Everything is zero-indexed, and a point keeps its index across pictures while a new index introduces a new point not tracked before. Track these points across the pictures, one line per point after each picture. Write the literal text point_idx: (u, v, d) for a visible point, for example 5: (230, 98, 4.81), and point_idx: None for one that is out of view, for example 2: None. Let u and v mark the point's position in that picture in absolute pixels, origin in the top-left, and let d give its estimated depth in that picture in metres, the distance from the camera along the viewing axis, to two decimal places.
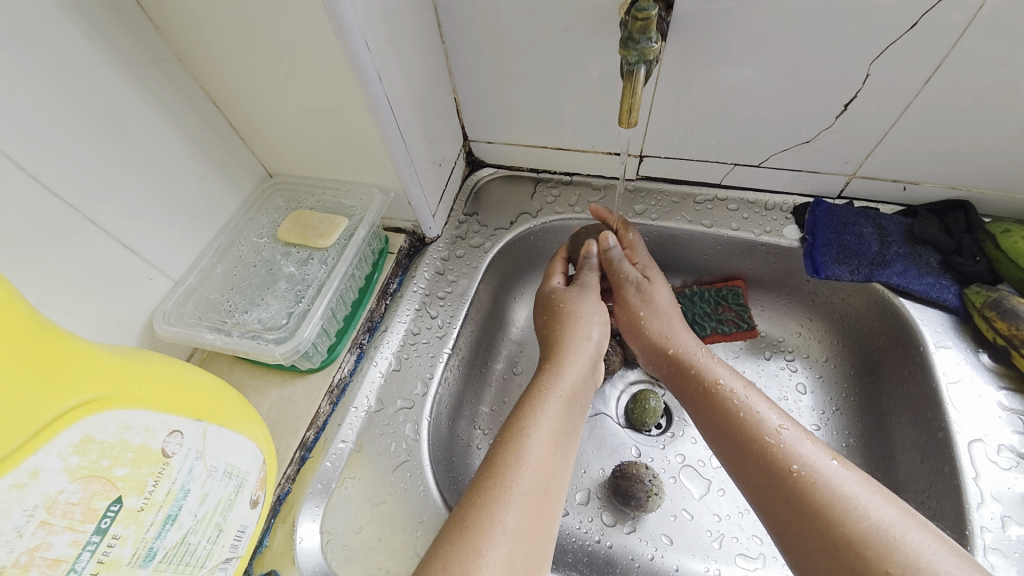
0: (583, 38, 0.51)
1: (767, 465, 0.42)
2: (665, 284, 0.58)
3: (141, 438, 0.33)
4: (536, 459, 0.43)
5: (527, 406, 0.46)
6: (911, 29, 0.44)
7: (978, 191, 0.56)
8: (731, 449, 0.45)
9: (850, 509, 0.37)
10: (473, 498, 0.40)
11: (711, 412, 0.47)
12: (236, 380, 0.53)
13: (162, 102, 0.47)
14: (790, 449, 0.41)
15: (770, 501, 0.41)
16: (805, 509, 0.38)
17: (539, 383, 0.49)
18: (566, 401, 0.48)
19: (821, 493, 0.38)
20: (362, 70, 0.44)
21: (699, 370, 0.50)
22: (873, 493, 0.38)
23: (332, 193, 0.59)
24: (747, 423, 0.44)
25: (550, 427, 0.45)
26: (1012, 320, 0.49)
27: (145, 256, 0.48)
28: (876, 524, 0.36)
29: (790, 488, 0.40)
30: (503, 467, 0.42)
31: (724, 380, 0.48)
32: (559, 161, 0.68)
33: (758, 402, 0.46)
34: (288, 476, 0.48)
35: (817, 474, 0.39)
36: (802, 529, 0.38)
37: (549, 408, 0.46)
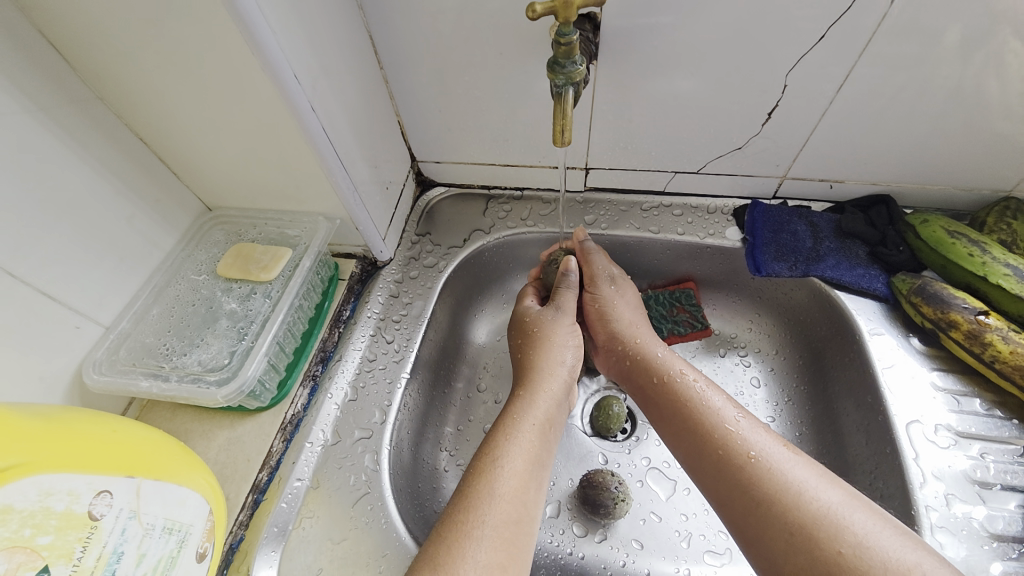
0: (519, 58, 0.53)
1: (723, 456, 0.43)
2: (637, 292, 0.61)
3: (65, 502, 0.31)
4: (509, 490, 0.42)
5: (501, 436, 0.46)
6: (820, 40, 0.47)
7: (896, 185, 0.60)
8: (689, 444, 0.45)
9: (802, 493, 0.38)
10: (444, 533, 0.39)
11: (670, 401, 0.48)
12: (180, 426, 0.51)
13: (82, 142, 0.45)
14: (747, 437, 0.43)
15: (727, 493, 0.41)
16: (759, 497, 0.39)
17: (514, 411, 0.49)
18: (540, 428, 0.48)
19: (774, 480, 0.39)
20: (293, 101, 0.43)
21: (660, 370, 0.51)
22: (819, 477, 0.40)
23: (275, 224, 0.58)
24: (704, 416, 0.45)
25: (525, 456, 0.45)
26: (937, 303, 0.52)
27: (71, 304, 0.45)
28: (825, 506, 0.37)
29: (745, 478, 0.41)
30: (476, 499, 0.41)
31: (683, 374, 0.50)
32: (507, 177, 0.69)
33: (714, 396, 0.47)
34: (240, 522, 0.46)
35: (770, 461, 0.41)
36: (759, 518, 0.39)
37: (524, 437, 0.46)
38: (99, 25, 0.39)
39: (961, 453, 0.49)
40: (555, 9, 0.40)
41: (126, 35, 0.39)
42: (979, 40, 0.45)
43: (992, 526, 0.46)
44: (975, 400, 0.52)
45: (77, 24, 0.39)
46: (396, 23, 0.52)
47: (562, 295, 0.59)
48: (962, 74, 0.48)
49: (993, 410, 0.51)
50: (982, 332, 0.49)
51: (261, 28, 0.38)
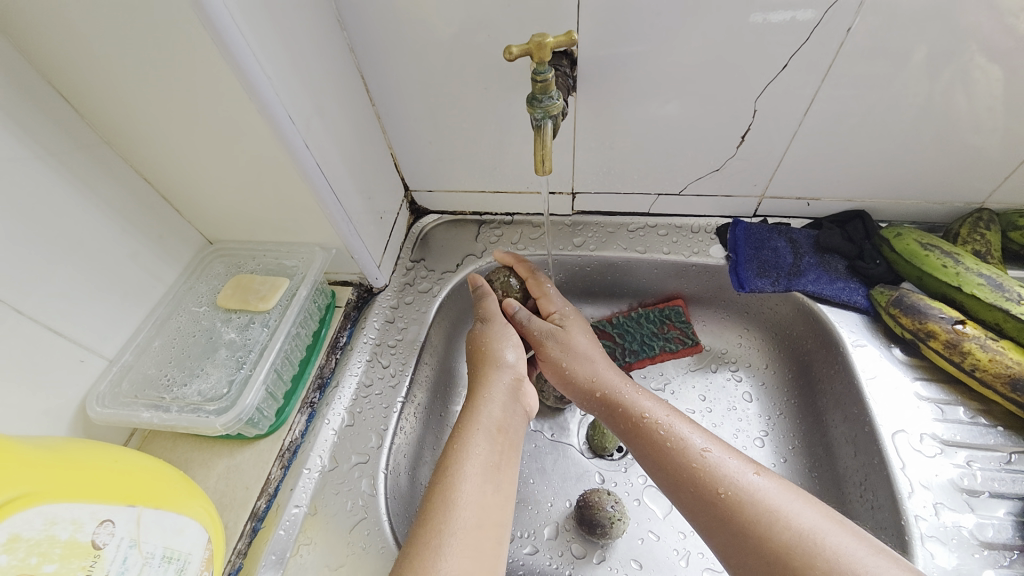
0: (503, 93, 0.56)
1: (697, 489, 0.43)
2: (580, 322, 0.60)
3: (69, 531, 0.32)
4: (467, 499, 0.44)
5: (452, 446, 0.47)
6: (782, 70, 0.51)
7: (871, 201, 0.63)
8: (664, 480, 0.46)
9: (776, 522, 0.39)
10: (409, 549, 0.41)
11: (637, 438, 0.49)
12: (180, 456, 0.52)
13: (91, 186, 0.48)
14: (717, 469, 0.43)
15: (706, 524, 0.42)
16: (737, 528, 0.40)
17: (464, 420, 0.50)
18: (490, 434, 0.49)
19: (748, 511, 0.40)
20: (288, 141, 0.46)
21: (622, 404, 0.52)
22: (795, 501, 0.40)
23: (273, 255, 0.60)
24: (672, 451, 0.46)
25: (476, 463, 0.46)
26: (915, 314, 0.53)
27: (75, 338, 0.47)
28: (800, 533, 0.38)
29: (721, 510, 0.42)
30: (435, 512, 0.43)
31: (647, 415, 0.49)
32: (498, 203, 0.71)
33: (681, 425, 0.48)
34: (238, 551, 0.47)
35: (742, 491, 0.42)
36: (739, 549, 0.40)
37: (474, 445, 0.47)
38: (110, 78, 0.42)
39: (948, 461, 0.49)
40: (531, 50, 0.42)
41: (134, 86, 0.42)
42: (931, 65, 0.49)
43: (982, 534, 0.46)
44: (959, 408, 0.52)
45: (88, 77, 0.42)
46: (387, 64, 0.55)
47: (484, 308, 0.59)
48: (919, 96, 0.51)
49: (977, 417, 0.52)
50: (960, 341, 0.50)
51: (257, 76, 0.41)
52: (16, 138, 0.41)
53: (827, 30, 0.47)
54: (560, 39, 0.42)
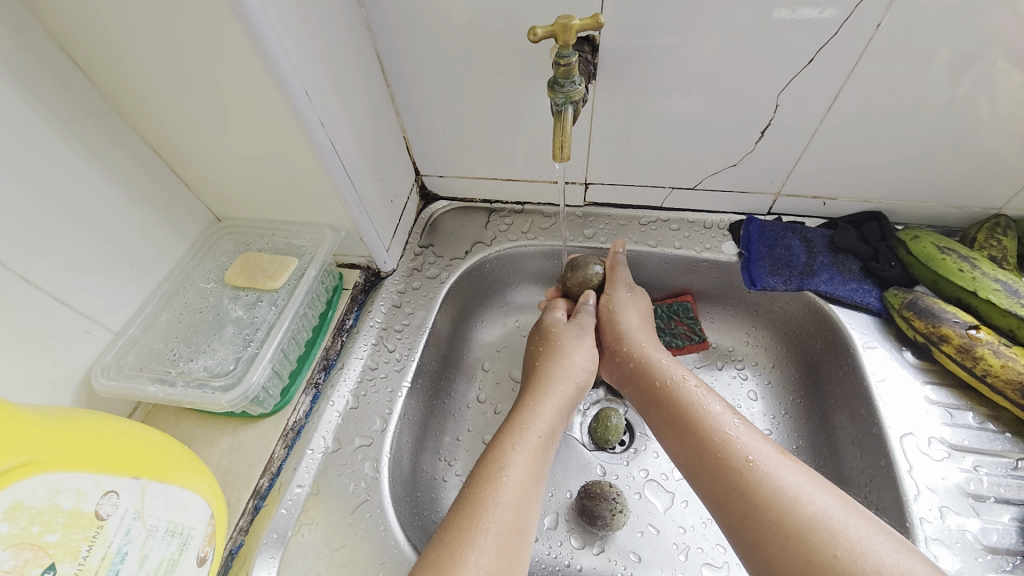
0: (521, 78, 0.55)
1: (721, 459, 0.44)
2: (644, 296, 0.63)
3: (73, 501, 0.32)
4: (509, 497, 0.43)
5: (502, 444, 0.48)
6: (808, 64, 0.50)
7: (888, 202, 0.62)
8: (688, 448, 0.47)
9: (797, 497, 0.39)
10: (447, 538, 0.41)
11: (670, 402, 0.50)
12: (183, 431, 0.52)
13: (100, 155, 0.47)
14: (744, 441, 0.44)
15: (723, 496, 0.42)
16: (756, 501, 0.40)
17: (519, 420, 0.50)
18: (543, 439, 0.49)
19: (770, 485, 0.40)
20: (302, 116, 0.45)
21: (658, 376, 0.53)
22: (816, 484, 0.40)
23: (282, 234, 0.59)
24: (703, 423, 0.47)
25: (524, 462, 0.46)
26: (928, 317, 0.52)
27: (81, 309, 0.47)
28: (820, 511, 0.38)
29: (742, 483, 0.42)
30: (477, 508, 0.42)
31: (684, 380, 0.51)
32: (509, 191, 0.70)
33: (713, 401, 0.48)
34: (240, 528, 0.46)
35: (766, 466, 0.42)
36: (755, 522, 0.40)
37: (525, 446, 0.48)
38: (123, 45, 0.41)
39: (955, 466, 0.49)
40: (556, 32, 0.41)
41: (147, 54, 0.42)
42: (961, 65, 0.48)
43: (987, 539, 0.46)
44: (968, 413, 0.52)
45: (100, 42, 0.41)
46: (403, 43, 0.54)
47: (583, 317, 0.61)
48: (945, 97, 0.50)
49: (986, 423, 0.51)
50: (973, 346, 0.50)
51: (273, 48, 0.40)
52: (26, 102, 0.41)
53: (857, 25, 0.46)
54: (585, 22, 0.41)
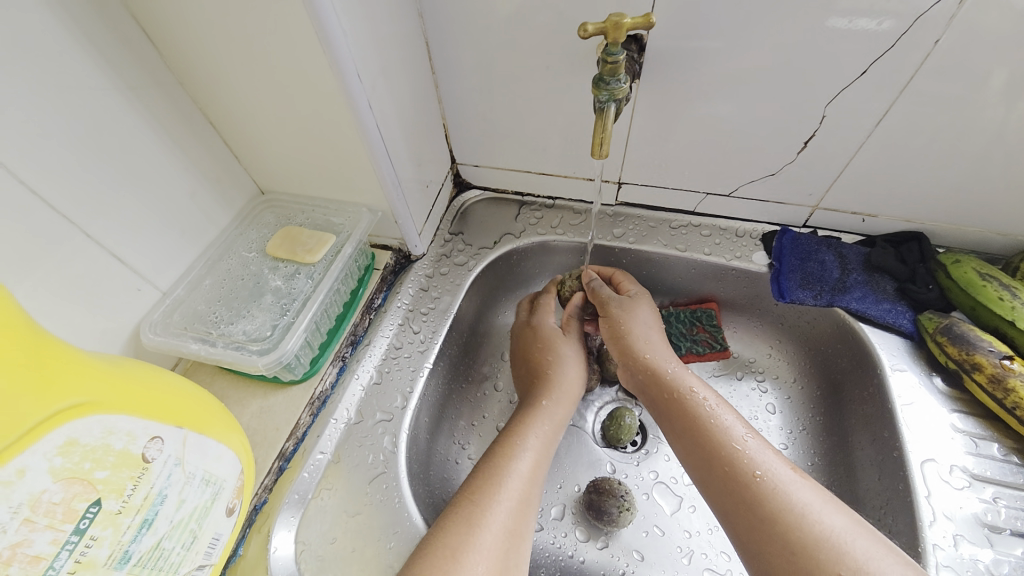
0: (565, 73, 0.55)
1: (730, 473, 0.44)
2: (650, 309, 0.60)
3: (123, 442, 0.34)
4: (522, 473, 0.49)
5: (518, 428, 0.54)
6: (861, 76, 0.49)
7: (930, 223, 0.60)
8: (697, 457, 0.47)
9: (806, 515, 0.39)
10: (463, 504, 0.46)
11: (678, 413, 0.50)
12: (218, 390, 0.54)
13: (161, 123, 0.50)
14: (754, 455, 0.44)
15: (731, 506, 0.43)
16: (763, 514, 0.41)
17: (530, 409, 0.56)
18: (551, 427, 0.55)
19: (779, 500, 0.41)
20: (353, 98, 0.46)
21: (670, 384, 0.52)
22: (826, 502, 0.40)
23: (322, 211, 0.61)
24: (712, 435, 0.46)
25: (540, 437, 0.53)
26: (963, 344, 0.51)
27: (134, 266, 0.50)
28: (829, 530, 0.38)
29: (748, 495, 0.42)
30: (493, 481, 0.48)
31: (694, 393, 0.51)
32: (542, 185, 0.71)
33: (725, 414, 0.48)
34: (265, 486, 0.49)
35: (776, 481, 0.42)
36: (762, 535, 0.40)
37: (536, 432, 0.54)
38: (191, 20, 0.43)
39: (975, 496, 0.48)
40: (606, 29, 0.41)
41: (214, 30, 0.44)
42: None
43: (998, 570, 0.44)
44: (994, 445, 0.50)
45: (171, 17, 0.44)
46: (452, 32, 0.55)
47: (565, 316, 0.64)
48: (1004, 118, 0.48)
49: (1010, 455, 0.50)
50: (1005, 376, 0.49)
51: (333, 30, 0.41)
52: (98, 68, 0.43)
53: (914, 39, 0.45)
54: (637, 19, 0.41)
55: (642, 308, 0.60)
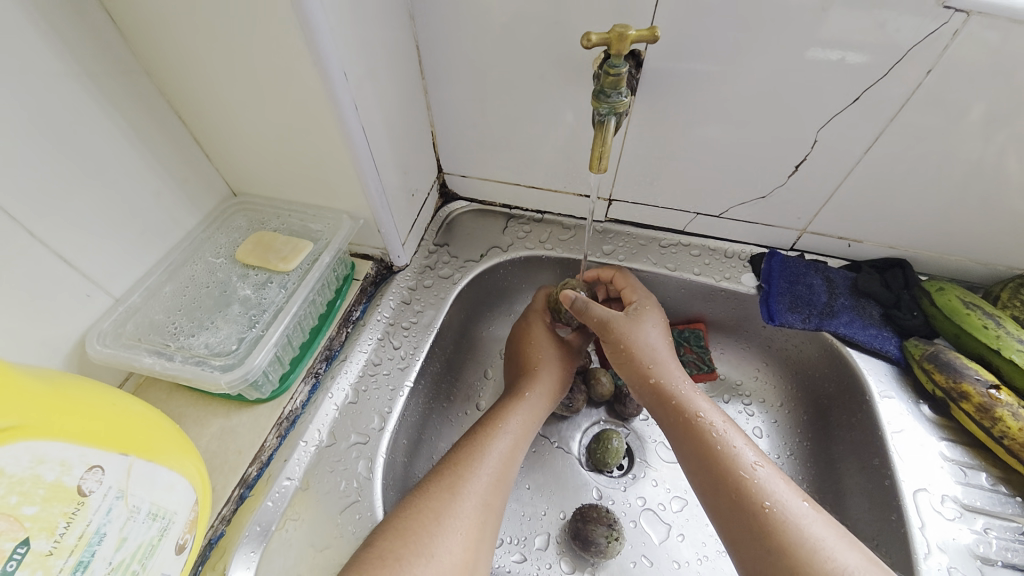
0: (560, 85, 0.54)
1: (740, 501, 0.43)
2: (653, 316, 0.57)
3: (55, 472, 0.30)
4: (479, 485, 0.47)
5: (482, 436, 0.51)
6: (854, 102, 0.49)
7: (913, 250, 0.61)
8: (706, 482, 0.46)
9: (818, 551, 0.39)
10: (411, 517, 0.43)
11: (687, 436, 0.48)
12: (173, 409, 0.49)
13: (125, 116, 0.46)
14: (765, 485, 0.43)
15: (740, 536, 0.42)
16: (774, 548, 0.40)
17: (495, 414, 0.54)
18: (516, 432, 0.53)
19: (790, 533, 0.40)
20: (338, 98, 0.44)
21: (678, 404, 0.51)
22: (837, 537, 0.40)
23: (299, 217, 0.57)
24: (723, 461, 0.45)
25: (519, 423, 0.54)
26: (949, 371, 0.51)
27: (84, 271, 0.45)
28: (840, 567, 0.38)
29: (757, 525, 0.42)
30: (445, 494, 0.45)
31: (702, 415, 0.49)
32: (531, 199, 0.69)
33: (736, 438, 0.47)
34: (222, 517, 0.44)
35: (786, 514, 0.42)
36: (772, 569, 0.40)
37: (499, 439, 0.51)
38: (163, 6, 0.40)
39: (967, 526, 0.47)
40: (610, 40, 0.40)
41: (188, 19, 0.40)
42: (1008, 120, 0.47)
43: None
44: (982, 474, 0.50)
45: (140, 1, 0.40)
46: (444, 36, 0.53)
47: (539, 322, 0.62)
48: (987, 151, 0.49)
49: (998, 485, 0.50)
50: (993, 406, 0.49)
51: (319, 25, 0.39)
52: (57, 53, 0.39)
53: (904, 69, 0.45)
54: (642, 32, 0.40)
55: (648, 319, 0.57)
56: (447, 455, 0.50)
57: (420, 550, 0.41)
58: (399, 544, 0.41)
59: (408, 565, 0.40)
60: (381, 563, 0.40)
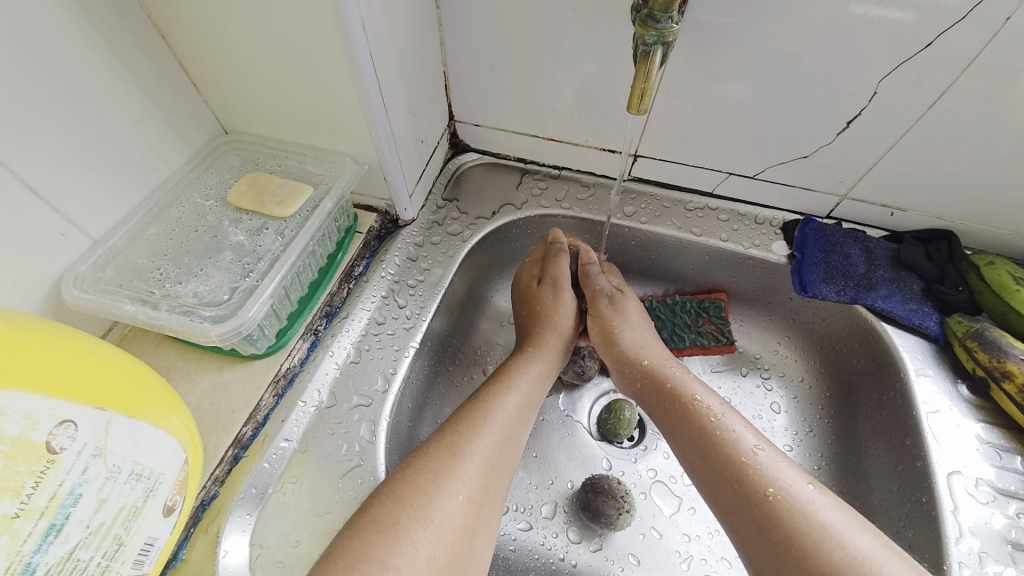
0: (592, 18, 0.47)
1: (742, 491, 0.41)
2: (634, 300, 0.57)
3: (19, 426, 0.26)
4: (489, 441, 0.44)
5: (493, 386, 0.49)
6: (923, 50, 0.42)
7: (962, 222, 0.56)
8: (705, 473, 0.44)
9: (826, 539, 0.37)
10: (408, 472, 0.41)
11: (685, 421, 0.46)
12: (161, 362, 0.46)
13: (96, 29, 0.39)
14: (767, 470, 0.41)
15: (744, 527, 0.40)
16: (778, 537, 0.38)
17: (510, 363, 0.52)
18: (531, 381, 0.51)
19: (795, 519, 0.38)
20: (344, 14, 0.38)
21: (672, 390, 0.49)
22: (850, 522, 0.38)
23: (297, 158, 0.52)
24: (723, 448, 0.43)
25: (530, 377, 0.51)
26: (993, 351, 0.48)
27: (58, 207, 0.40)
28: (852, 554, 0.36)
29: (763, 515, 0.39)
30: (440, 445, 0.43)
31: (698, 400, 0.47)
32: (549, 152, 0.64)
33: (733, 423, 0.45)
34: (215, 478, 0.41)
35: (792, 501, 0.39)
36: (779, 557, 0.37)
37: (515, 391, 0.49)
38: None
39: (1000, 511, 0.45)
40: None
41: None
42: None
43: None
44: (1018, 458, 0.48)
45: None
46: None
47: (556, 268, 0.57)
48: None
49: None
50: None
51: None
52: None
53: (988, 12, 0.39)
54: None
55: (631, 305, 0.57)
56: (452, 414, 0.47)
57: (417, 514, 0.38)
58: (395, 509, 0.38)
59: (405, 530, 0.37)
60: (374, 529, 0.37)
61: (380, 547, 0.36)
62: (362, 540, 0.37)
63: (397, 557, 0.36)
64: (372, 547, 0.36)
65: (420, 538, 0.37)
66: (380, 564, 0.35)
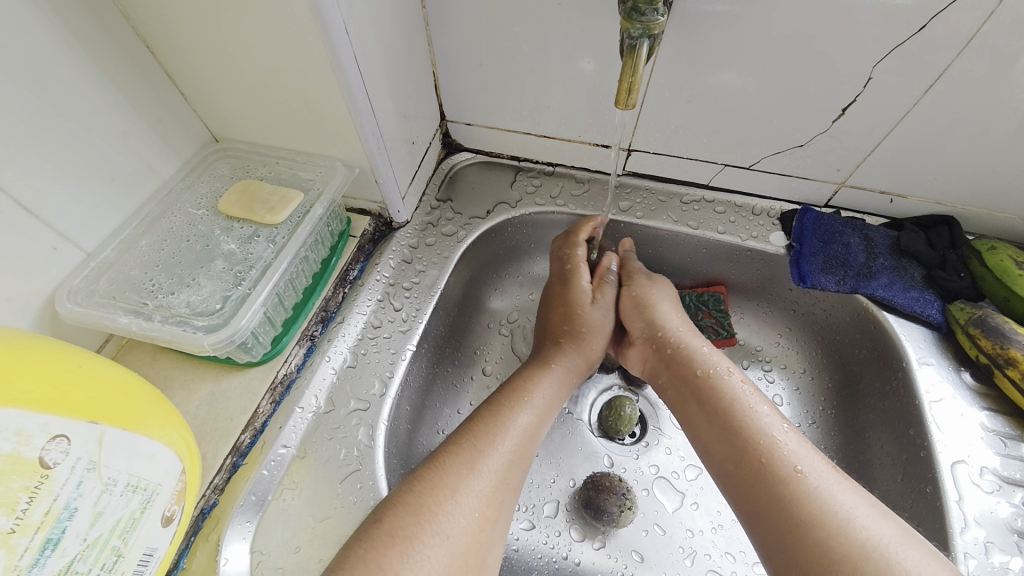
0: (579, 12, 0.47)
1: (767, 468, 0.40)
2: (667, 282, 0.59)
3: (11, 443, 0.26)
4: (498, 459, 0.44)
5: (506, 396, 0.49)
6: (918, 31, 0.41)
7: (963, 207, 0.55)
8: (724, 452, 0.43)
9: (851, 520, 0.36)
10: (419, 485, 0.41)
11: (707, 398, 0.47)
12: (159, 372, 0.46)
13: (80, 42, 0.39)
14: (792, 449, 0.41)
15: (760, 507, 0.40)
16: (798, 519, 0.37)
17: (523, 373, 0.52)
18: (548, 389, 0.51)
19: (820, 499, 0.38)
20: (326, 18, 0.37)
21: (698, 366, 0.49)
22: (871, 508, 0.37)
23: (287, 164, 0.52)
24: (748, 423, 0.43)
25: (547, 388, 0.51)
26: (996, 337, 0.48)
27: (49, 220, 0.40)
28: (875, 538, 0.35)
29: (787, 491, 0.39)
30: (459, 456, 0.43)
31: (728, 374, 0.48)
32: (542, 149, 0.63)
33: (760, 402, 0.45)
34: (215, 487, 0.42)
35: (818, 479, 0.39)
36: (798, 538, 0.37)
37: (527, 405, 0.48)
38: None
39: (1006, 500, 0.44)
40: None
41: None
42: None
43: None
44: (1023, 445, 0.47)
45: None
46: None
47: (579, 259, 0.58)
48: None
49: None
50: None
51: None
52: None
53: None
54: None
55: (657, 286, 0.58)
56: (466, 425, 0.47)
57: (433, 528, 0.38)
58: (412, 522, 0.38)
59: (420, 544, 0.37)
60: (389, 541, 0.37)
61: (394, 557, 0.36)
62: (378, 550, 0.36)
63: (409, 569, 0.36)
64: (387, 559, 0.36)
65: (432, 553, 0.37)
66: (394, 575, 0.35)
